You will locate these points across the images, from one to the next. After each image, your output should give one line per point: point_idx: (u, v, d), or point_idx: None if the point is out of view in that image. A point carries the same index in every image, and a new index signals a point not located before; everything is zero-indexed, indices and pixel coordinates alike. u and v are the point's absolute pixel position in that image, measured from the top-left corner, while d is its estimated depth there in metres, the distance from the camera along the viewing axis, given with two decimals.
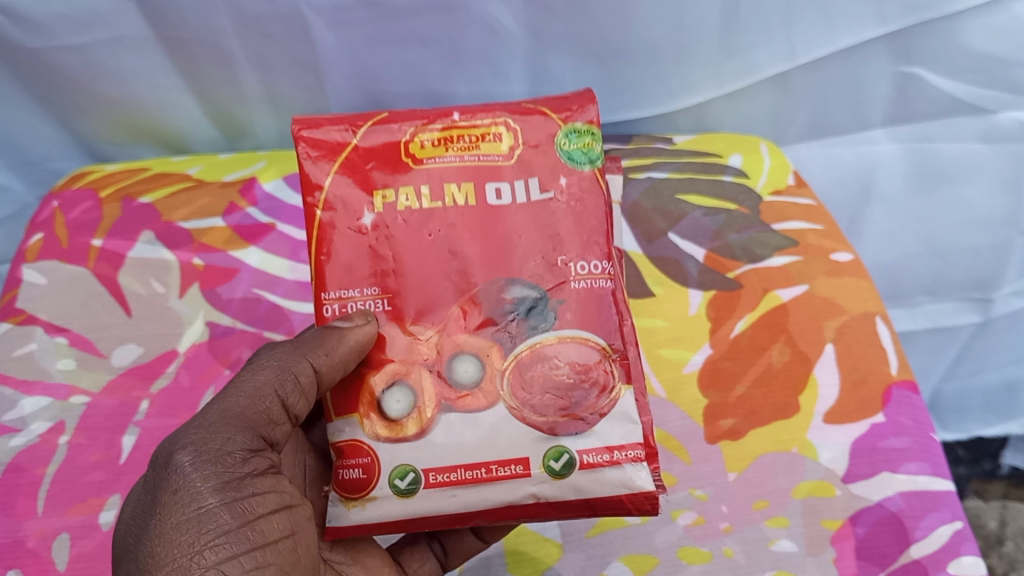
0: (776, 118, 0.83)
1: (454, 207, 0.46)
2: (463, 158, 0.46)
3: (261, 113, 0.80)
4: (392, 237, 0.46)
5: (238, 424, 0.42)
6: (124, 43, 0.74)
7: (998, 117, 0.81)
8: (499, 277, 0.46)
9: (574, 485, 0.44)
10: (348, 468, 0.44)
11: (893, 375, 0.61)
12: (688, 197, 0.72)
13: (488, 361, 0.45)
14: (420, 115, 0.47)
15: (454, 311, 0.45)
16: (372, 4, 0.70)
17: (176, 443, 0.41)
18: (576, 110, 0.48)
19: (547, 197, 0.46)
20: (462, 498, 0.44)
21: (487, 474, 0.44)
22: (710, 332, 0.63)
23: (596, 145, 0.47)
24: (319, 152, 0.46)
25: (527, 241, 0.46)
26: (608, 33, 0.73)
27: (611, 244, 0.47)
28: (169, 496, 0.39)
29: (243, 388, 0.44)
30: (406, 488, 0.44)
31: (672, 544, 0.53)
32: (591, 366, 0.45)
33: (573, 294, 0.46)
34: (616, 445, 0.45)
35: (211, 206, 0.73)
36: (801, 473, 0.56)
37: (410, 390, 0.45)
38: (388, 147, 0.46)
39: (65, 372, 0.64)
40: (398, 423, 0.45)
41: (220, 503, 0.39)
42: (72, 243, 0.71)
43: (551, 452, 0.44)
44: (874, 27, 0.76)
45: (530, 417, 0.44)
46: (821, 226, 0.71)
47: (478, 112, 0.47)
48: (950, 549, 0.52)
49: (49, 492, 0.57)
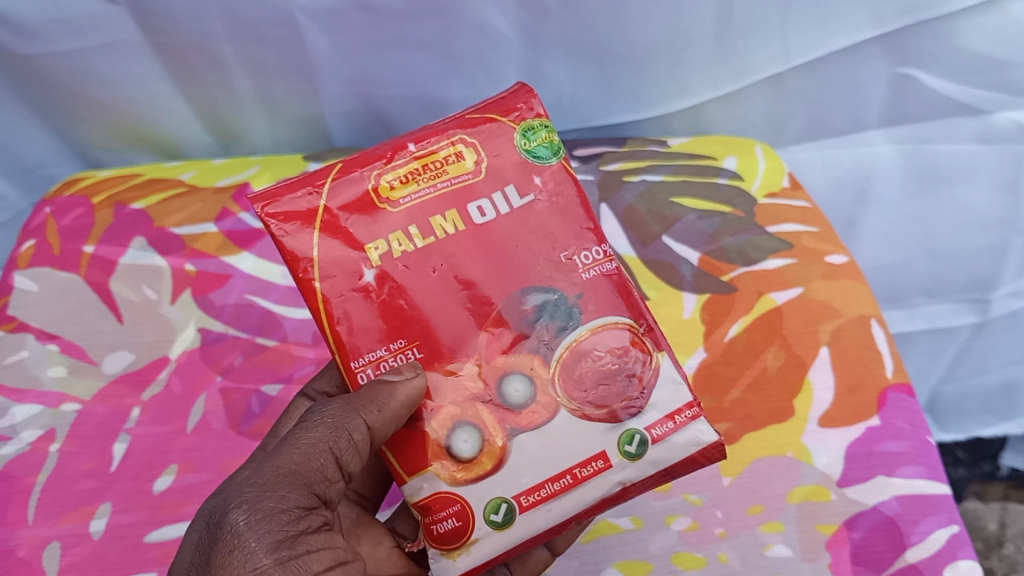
0: (772, 120, 0.83)
1: (447, 238, 0.45)
2: (436, 187, 0.46)
3: (255, 118, 0.80)
4: (401, 286, 0.45)
5: (293, 481, 0.41)
6: (118, 48, 0.73)
7: (995, 118, 0.81)
8: (513, 291, 0.45)
9: (652, 459, 0.44)
10: (440, 521, 0.43)
11: (889, 378, 0.60)
12: (683, 201, 0.72)
13: (537, 375, 0.45)
14: (375, 158, 0.46)
15: (484, 337, 0.45)
16: (367, 8, 0.70)
17: (231, 500, 0.40)
18: (524, 108, 0.48)
19: (529, 201, 0.46)
20: (559, 509, 0.43)
21: (573, 479, 0.44)
22: (704, 335, 0.63)
23: (553, 137, 0.48)
24: (294, 222, 0.44)
25: (525, 247, 0.46)
26: (603, 36, 0.73)
27: (598, 222, 0.47)
28: (224, 556, 0.38)
29: (297, 443, 0.42)
30: (503, 520, 0.43)
31: (667, 550, 0.53)
32: (628, 347, 0.45)
33: (587, 285, 0.46)
34: (675, 409, 0.45)
35: (204, 211, 0.73)
36: (797, 478, 0.55)
37: (472, 427, 0.44)
38: (360, 195, 0.45)
39: (57, 379, 0.63)
40: (473, 462, 0.44)
41: (275, 563, 0.39)
42: (65, 250, 0.71)
43: (623, 437, 0.44)
44: (869, 27, 0.75)
45: (592, 413, 0.44)
46: (816, 229, 0.70)
47: (431, 137, 0.47)
48: (947, 553, 0.51)
49: (40, 501, 0.57)
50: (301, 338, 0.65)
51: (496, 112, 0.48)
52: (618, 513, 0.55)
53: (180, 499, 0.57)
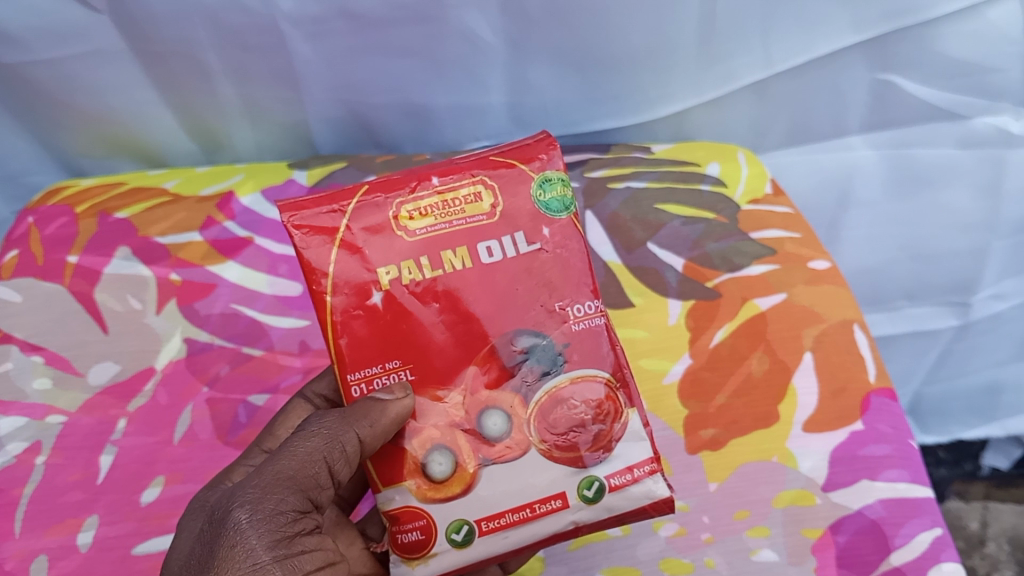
0: (755, 126, 0.84)
1: (454, 273, 0.45)
2: (451, 223, 0.45)
3: (239, 126, 0.80)
4: (403, 311, 0.45)
5: (291, 486, 0.42)
6: (101, 56, 0.73)
7: (974, 123, 0.81)
8: (506, 330, 0.45)
9: (606, 506, 0.45)
10: (406, 531, 0.44)
11: (872, 382, 0.61)
12: (667, 207, 0.73)
13: (515, 414, 0.45)
14: (401, 183, 0.46)
15: (472, 370, 0.45)
16: (351, 15, 0.70)
17: (233, 500, 0.41)
18: (545, 159, 0.47)
19: (535, 249, 0.46)
20: (514, 538, 0.44)
21: (532, 513, 0.44)
22: (690, 341, 0.64)
23: (569, 192, 0.47)
24: (312, 234, 0.45)
25: (525, 291, 0.46)
26: (586, 42, 0.74)
27: (597, 280, 0.47)
28: (225, 551, 0.39)
29: (295, 451, 0.43)
30: (463, 540, 0.44)
31: (655, 556, 0.53)
32: (602, 400, 0.46)
33: (574, 335, 0.46)
34: (635, 462, 0.45)
35: (189, 220, 0.73)
36: (782, 483, 0.56)
37: (449, 451, 0.45)
38: (376, 220, 0.45)
39: (42, 391, 0.63)
40: (443, 485, 0.44)
41: (273, 560, 0.40)
42: (48, 259, 0.71)
43: (583, 482, 0.44)
44: (850, 34, 0.76)
45: (558, 455, 0.45)
46: (799, 234, 0.71)
47: (454, 173, 0.46)
48: (931, 556, 0.52)
49: (27, 513, 0.56)
50: (287, 347, 0.65)
51: (523, 159, 0.47)
52: None
53: (167, 511, 0.56)
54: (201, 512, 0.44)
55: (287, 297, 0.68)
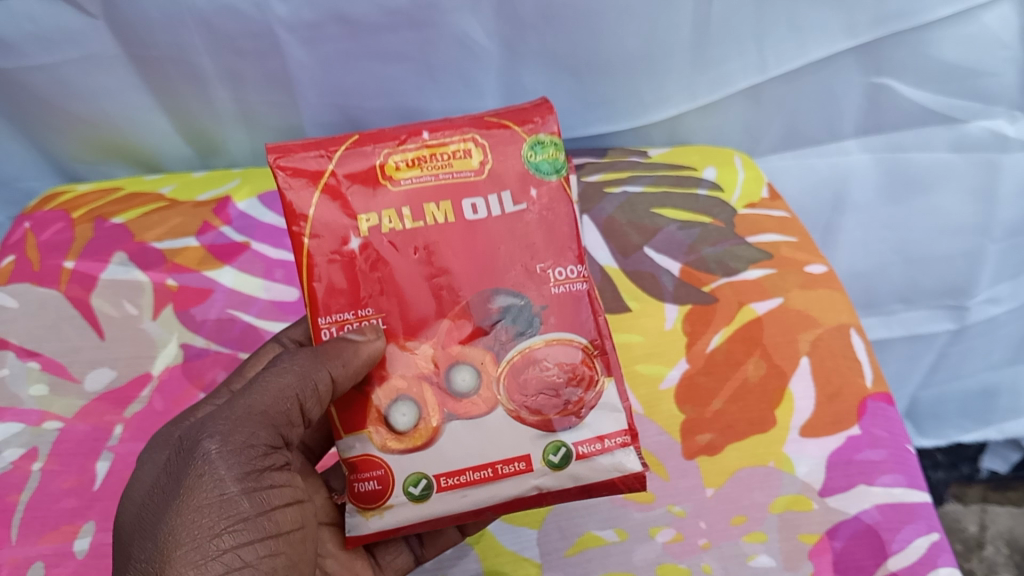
0: (750, 131, 0.84)
1: (435, 226, 0.46)
2: (438, 177, 0.46)
3: (234, 131, 0.80)
4: (379, 260, 0.46)
5: (263, 421, 0.43)
6: (95, 62, 0.73)
7: (969, 127, 0.82)
8: (484, 288, 0.46)
9: (572, 474, 0.46)
10: (363, 480, 0.45)
11: (868, 387, 0.61)
12: (663, 211, 0.73)
13: (484, 370, 0.46)
14: (391, 136, 0.47)
15: (445, 325, 0.46)
16: (345, 20, 0.70)
17: (205, 431, 0.42)
18: (539, 122, 0.48)
19: (521, 209, 0.47)
20: (473, 497, 0.45)
21: (494, 473, 0.45)
22: (686, 346, 0.64)
23: (561, 155, 0.48)
24: (297, 179, 0.46)
25: (507, 251, 0.46)
26: (581, 47, 0.74)
27: (582, 245, 0.48)
28: (193, 480, 0.40)
29: (267, 388, 0.44)
30: (420, 494, 0.45)
31: (650, 561, 0.53)
32: (577, 365, 0.47)
33: (554, 298, 0.47)
34: (606, 433, 0.46)
35: (185, 225, 0.73)
36: (777, 487, 0.55)
37: (413, 403, 0.46)
38: (364, 171, 0.46)
39: (37, 397, 0.63)
40: (406, 436, 0.45)
41: (243, 491, 0.41)
42: (44, 265, 0.71)
43: (549, 447, 0.46)
44: (844, 39, 0.76)
45: (526, 417, 0.46)
46: (795, 239, 0.71)
47: (446, 130, 0.47)
48: (927, 561, 0.52)
49: (22, 520, 0.56)
50: None
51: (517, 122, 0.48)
52: (602, 526, 0.55)
53: None
54: (170, 439, 0.45)
55: (283, 301, 0.68)
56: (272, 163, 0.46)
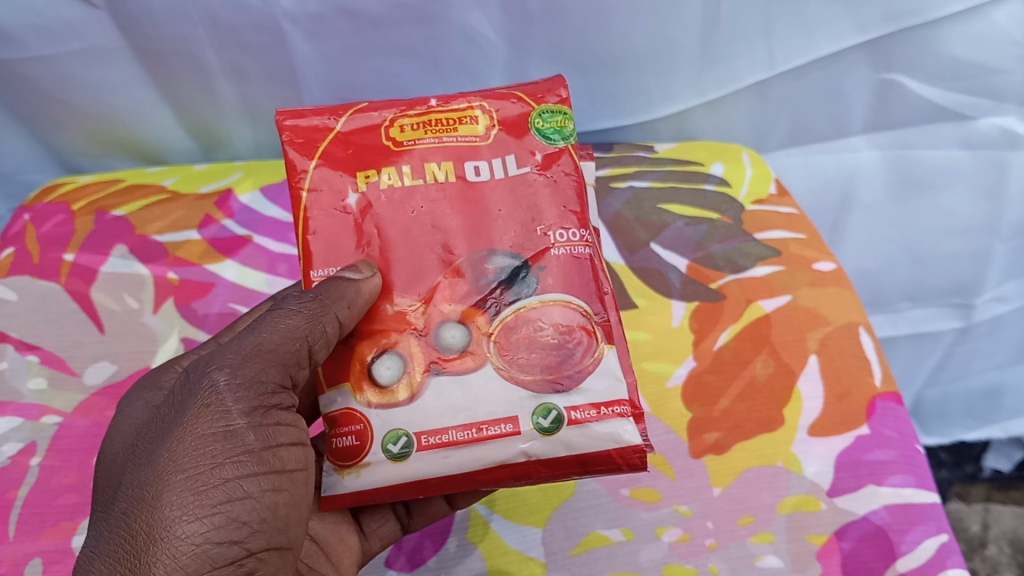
0: (756, 127, 0.83)
1: (434, 184, 0.47)
2: (442, 140, 0.48)
3: (237, 124, 0.79)
4: (376, 216, 0.47)
5: (271, 359, 0.43)
6: (97, 54, 0.72)
7: (978, 124, 0.81)
8: (481, 247, 0.47)
9: (563, 440, 0.44)
10: (341, 436, 0.45)
11: (877, 386, 0.60)
12: (671, 207, 0.72)
13: (474, 326, 0.45)
14: (399, 104, 0.49)
15: (439, 282, 0.46)
16: (350, 14, 0.69)
17: (215, 364, 0.43)
18: (548, 94, 0.50)
19: (524, 171, 0.48)
20: (456, 459, 0.44)
21: (478, 434, 0.44)
22: (693, 344, 0.63)
23: (569, 124, 0.49)
24: (300, 139, 0.47)
25: (506, 213, 0.47)
26: (588, 42, 0.73)
27: (585, 212, 0.48)
28: (199, 409, 0.41)
29: (277, 327, 0.44)
30: (399, 452, 0.44)
31: (657, 561, 0.52)
32: (574, 327, 0.46)
33: (554, 260, 0.47)
34: (604, 401, 0.45)
35: (187, 218, 0.72)
36: (786, 488, 0.55)
37: (399, 357, 0.45)
38: (369, 133, 0.48)
39: (37, 392, 0.62)
40: (389, 390, 0.45)
41: (248, 424, 0.42)
42: (44, 259, 0.70)
43: (539, 410, 0.44)
44: (854, 35, 0.75)
45: (517, 376, 0.45)
46: (803, 235, 0.71)
47: (455, 98, 0.49)
48: (936, 563, 0.51)
49: (20, 516, 0.55)
50: None
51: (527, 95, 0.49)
52: (608, 525, 0.54)
53: None
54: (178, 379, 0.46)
55: None
56: (278, 124, 0.48)
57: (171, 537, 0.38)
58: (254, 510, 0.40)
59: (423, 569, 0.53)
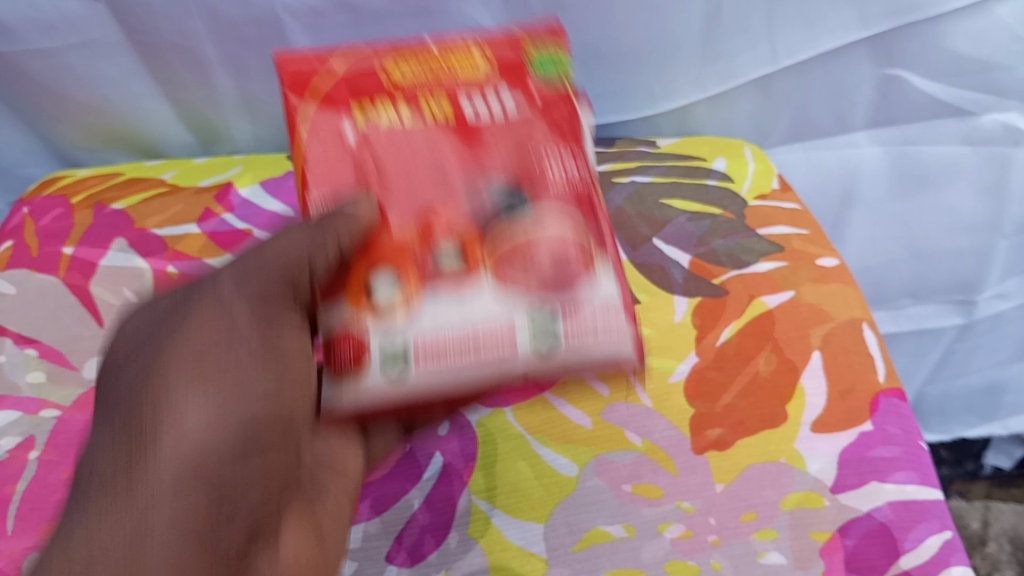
0: (759, 123, 0.83)
1: (429, 115, 0.50)
2: (439, 79, 0.52)
3: (237, 118, 0.79)
4: (374, 146, 0.50)
5: (275, 272, 0.45)
6: (95, 47, 0.72)
7: (980, 120, 0.80)
8: (474, 170, 0.49)
9: (558, 351, 0.45)
10: (340, 348, 0.45)
11: (881, 382, 0.60)
12: (673, 202, 0.72)
13: (467, 247, 0.47)
14: (399, 53, 0.54)
15: (437, 203, 0.48)
16: (350, 7, 0.69)
17: (222, 276, 0.46)
18: (541, 43, 0.55)
19: (512, 105, 0.51)
20: (451, 367, 0.44)
21: (473, 341, 0.44)
22: (695, 340, 0.62)
23: (562, 64, 0.54)
24: (302, 86, 0.52)
25: (497, 139, 0.50)
26: (589, 37, 0.73)
27: (574, 139, 0.52)
28: (205, 313, 0.44)
29: (281, 241, 0.46)
30: (394, 367, 0.44)
31: (659, 558, 0.51)
32: (567, 246, 0.47)
33: (545, 184, 0.49)
34: (598, 310, 0.46)
35: (185, 213, 0.72)
36: (789, 485, 0.54)
37: (394, 277, 0.46)
38: (370, 78, 0.52)
39: (35, 385, 0.61)
40: (383, 308, 0.45)
41: (252, 331, 0.44)
42: (43, 252, 0.70)
43: (534, 323, 0.45)
44: (857, 29, 0.74)
45: (513, 292, 0.46)
46: (807, 231, 0.71)
47: (452, 45, 0.55)
48: (940, 561, 0.51)
49: (17, 512, 0.54)
50: None
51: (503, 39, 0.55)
52: (609, 521, 0.53)
53: None
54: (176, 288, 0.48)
55: None
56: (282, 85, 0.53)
57: (175, 424, 0.40)
58: (252, 426, 0.42)
59: (424, 565, 0.52)
